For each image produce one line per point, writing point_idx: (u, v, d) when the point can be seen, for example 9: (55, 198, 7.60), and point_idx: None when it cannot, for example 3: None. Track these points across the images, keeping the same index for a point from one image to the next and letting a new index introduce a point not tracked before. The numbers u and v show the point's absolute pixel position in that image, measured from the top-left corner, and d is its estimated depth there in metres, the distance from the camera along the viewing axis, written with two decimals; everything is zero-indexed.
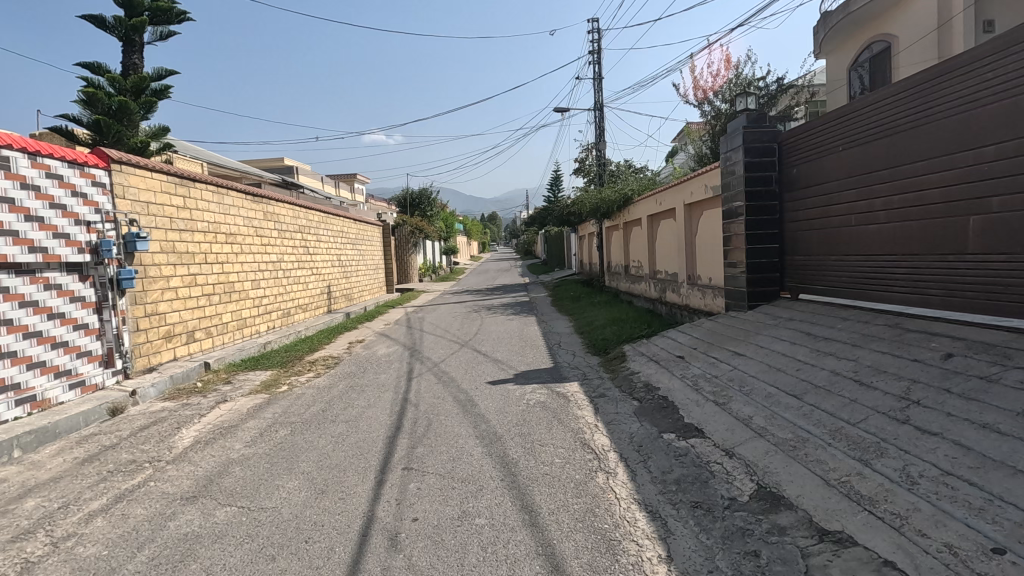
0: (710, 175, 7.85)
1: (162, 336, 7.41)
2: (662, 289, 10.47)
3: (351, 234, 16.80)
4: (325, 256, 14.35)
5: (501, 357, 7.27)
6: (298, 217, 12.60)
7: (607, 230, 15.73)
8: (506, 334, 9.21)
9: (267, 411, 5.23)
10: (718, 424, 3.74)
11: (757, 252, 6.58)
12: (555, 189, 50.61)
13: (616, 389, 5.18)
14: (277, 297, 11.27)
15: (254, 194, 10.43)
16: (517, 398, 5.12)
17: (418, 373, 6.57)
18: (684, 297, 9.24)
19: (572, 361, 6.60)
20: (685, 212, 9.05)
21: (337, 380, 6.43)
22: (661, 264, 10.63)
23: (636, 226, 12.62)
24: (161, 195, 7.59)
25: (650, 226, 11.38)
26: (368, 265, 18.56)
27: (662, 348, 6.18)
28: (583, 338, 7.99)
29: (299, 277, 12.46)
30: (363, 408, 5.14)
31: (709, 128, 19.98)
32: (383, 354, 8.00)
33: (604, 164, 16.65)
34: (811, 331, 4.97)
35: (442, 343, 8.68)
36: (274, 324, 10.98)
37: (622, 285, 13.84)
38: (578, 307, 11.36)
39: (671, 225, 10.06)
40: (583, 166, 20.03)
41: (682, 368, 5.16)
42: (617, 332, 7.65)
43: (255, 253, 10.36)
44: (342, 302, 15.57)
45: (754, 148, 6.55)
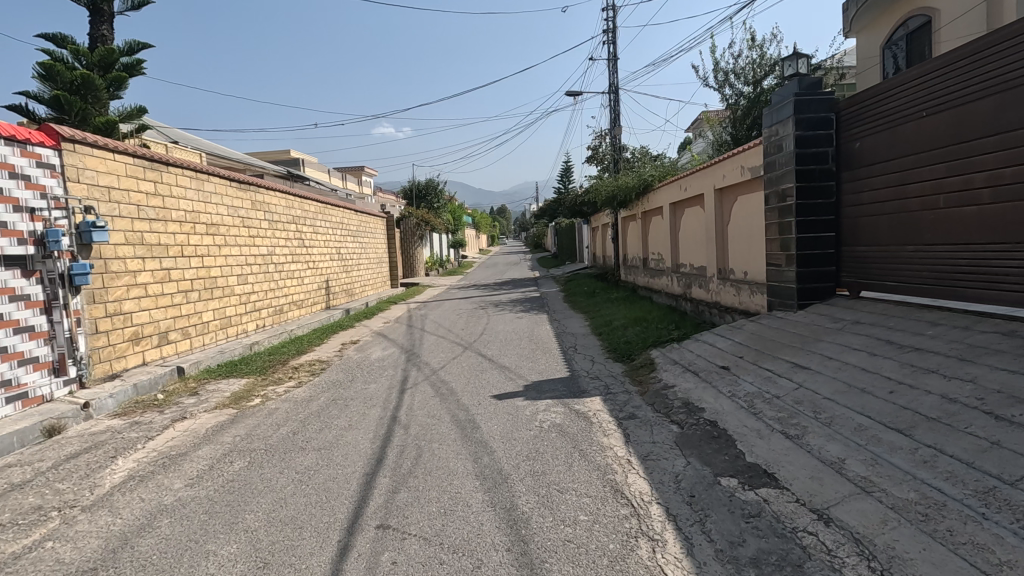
0: (749, 155, 6.85)
1: (127, 338, 6.61)
2: (687, 284, 9.51)
3: (351, 226, 15.96)
4: (323, 248, 13.53)
5: (509, 362, 6.37)
6: (291, 207, 11.74)
7: (623, 221, 14.75)
8: (515, 334, 8.30)
9: (227, 434, 4.37)
10: (796, 468, 2.80)
11: (809, 242, 5.59)
12: (566, 181, 49.49)
13: (647, 409, 4.26)
14: (268, 294, 10.45)
15: (240, 181, 9.59)
16: (527, 420, 4.21)
17: (413, 383, 5.71)
18: (714, 294, 8.29)
19: (591, 370, 5.68)
20: (716, 199, 8.06)
21: (320, 391, 5.58)
22: (686, 257, 9.66)
23: (657, 215, 11.65)
24: (126, 179, 6.76)
25: (673, 215, 10.41)
26: (370, 258, 17.70)
27: (698, 355, 5.24)
28: (602, 340, 7.06)
29: (293, 271, 11.64)
30: (343, 430, 4.28)
31: (730, 113, 18.86)
32: (378, 359, 7.14)
33: (620, 150, 15.63)
34: (891, 338, 4.00)
35: (444, 345, 7.80)
36: (264, 323, 10.18)
37: (640, 279, 12.88)
38: (594, 304, 10.42)
39: (698, 214, 9.08)
40: (596, 154, 19.02)
41: (728, 383, 4.22)
42: (641, 334, 6.72)
43: (242, 246, 9.54)
44: (342, 297, 14.76)
45: (806, 119, 5.54)
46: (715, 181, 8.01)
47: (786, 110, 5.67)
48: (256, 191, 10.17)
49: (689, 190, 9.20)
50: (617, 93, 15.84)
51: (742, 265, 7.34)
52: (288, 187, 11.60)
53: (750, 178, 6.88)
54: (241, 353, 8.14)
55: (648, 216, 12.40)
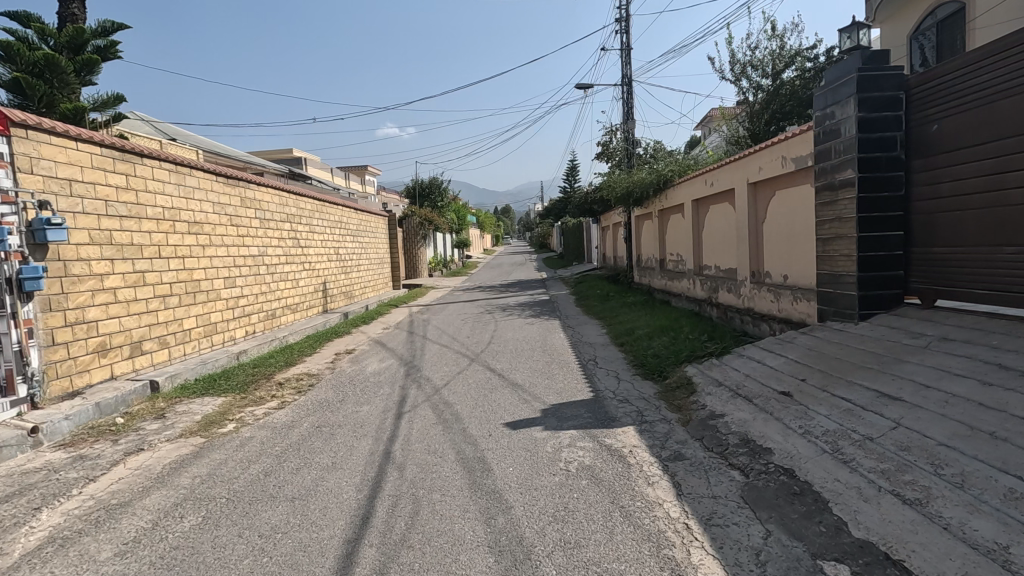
0: (794, 143, 6.06)
1: (92, 350, 5.88)
2: (714, 288, 8.73)
3: (351, 225, 15.23)
4: (320, 249, 12.80)
5: (523, 378, 5.60)
6: (285, 204, 11.01)
7: (637, 219, 13.98)
8: (526, 344, 7.53)
9: (186, 473, 3.61)
10: (936, 557, 2.01)
11: (874, 242, 4.79)
12: (572, 179, 48.69)
13: (697, 448, 3.48)
14: (260, 298, 9.73)
15: (228, 175, 8.86)
16: (550, 460, 3.44)
17: (413, 404, 4.95)
18: (746, 299, 7.50)
19: (618, 390, 4.91)
20: (750, 194, 7.28)
21: (306, 415, 4.83)
22: (713, 258, 8.86)
23: (676, 213, 10.88)
24: (91, 172, 6.02)
25: (695, 212, 9.63)
26: (371, 258, 16.96)
27: (747, 374, 4.47)
28: (626, 353, 6.28)
29: (287, 273, 10.92)
30: (325, 471, 3.52)
31: (746, 108, 18.07)
32: (374, 372, 6.38)
33: (633, 145, 14.86)
34: (1004, 361, 3.21)
35: (448, 356, 7.04)
36: (254, 329, 9.44)
37: (657, 282, 12.12)
38: (610, 309, 9.64)
39: (726, 210, 8.31)
40: (607, 150, 18.24)
41: (798, 415, 3.43)
42: (671, 346, 5.93)
43: (229, 245, 8.81)
44: (340, 300, 14.02)
45: (871, 98, 4.74)
46: (749, 174, 7.22)
47: (847, 89, 4.88)
48: (245, 187, 9.44)
49: (716, 185, 8.43)
50: (631, 85, 15.06)
51: (785, 267, 6.56)
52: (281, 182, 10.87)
53: (795, 170, 6.09)
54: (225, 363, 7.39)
55: (665, 214, 11.63)
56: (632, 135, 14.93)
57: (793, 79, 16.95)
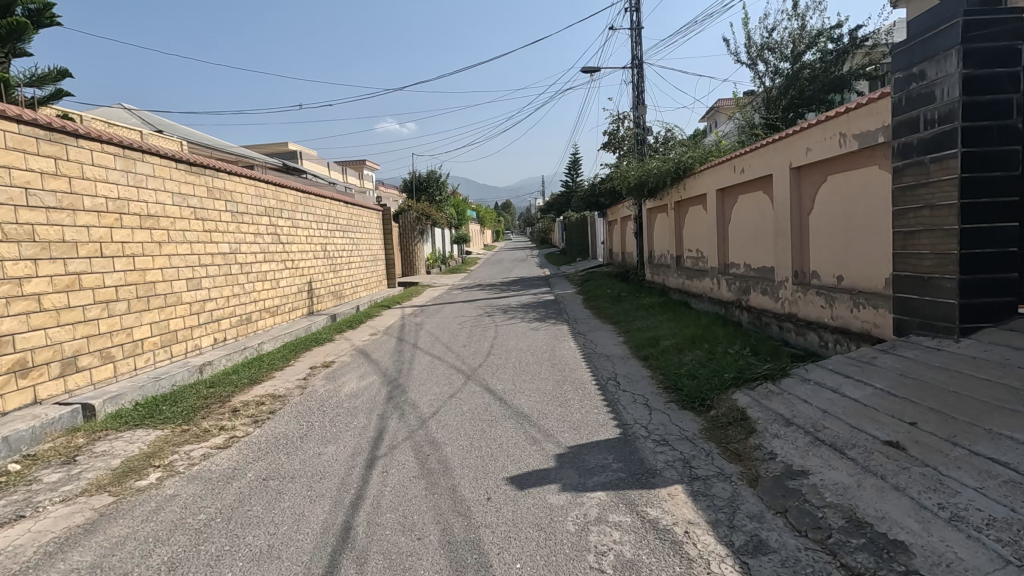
0: (856, 117, 5.01)
1: (7, 369, 4.85)
2: (745, 289, 7.70)
3: (340, 220, 14.17)
4: (304, 245, 11.75)
5: (529, 405, 4.56)
6: (262, 196, 9.95)
7: (649, 212, 12.93)
8: (531, 355, 6.49)
9: (63, 563, 2.57)
10: None
11: (980, 236, 3.74)
12: (575, 172, 47.53)
13: (785, 531, 2.44)
14: (231, 301, 8.69)
15: (191, 162, 7.82)
16: (574, 551, 2.40)
17: (391, 443, 3.92)
18: (788, 303, 6.46)
19: (652, 426, 3.87)
20: (793, 180, 6.24)
21: (254, 459, 3.78)
22: (744, 254, 7.84)
23: (696, 205, 9.83)
24: (6, 154, 4.98)
25: (721, 203, 8.58)
26: (363, 255, 15.92)
27: (824, 409, 3.42)
28: (652, 371, 5.23)
29: (265, 272, 9.88)
30: (255, 564, 2.48)
31: (763, 93, 17.01)
32: (351, 394, 5.34)
33: (645, 132, 13.79)
34: None
35: (440, 371, 6.01)
36: (225, 337, 8.42)
37: (672, 281, 11.10)
38: (625, 312, 8.59)
39: (759, 200, 7.28)
40: (614, 139, 17.17)
41: (931, 486, 2.39)
42: (709, 365, 4.88)
43: (194, 242, 7.78)
44: (328, 301, 12.98)
45: (977, 50, 3.72)
46: (793, 157, 6.19)
47: (945, 40, 3.83)
48: (214, 177, 8.41)
49: (747, 171, 7.40)
50: (641, 67, 13.97)
51: (841, 266, 5.53)
52: (258, 173, 9.84)
53: (857, 149, 5.04)
54: (183, 381, 6.36)
55: (682, 206, 10.58)
56: (643, 121, 13.86)
57: (814, 62, 15.99)
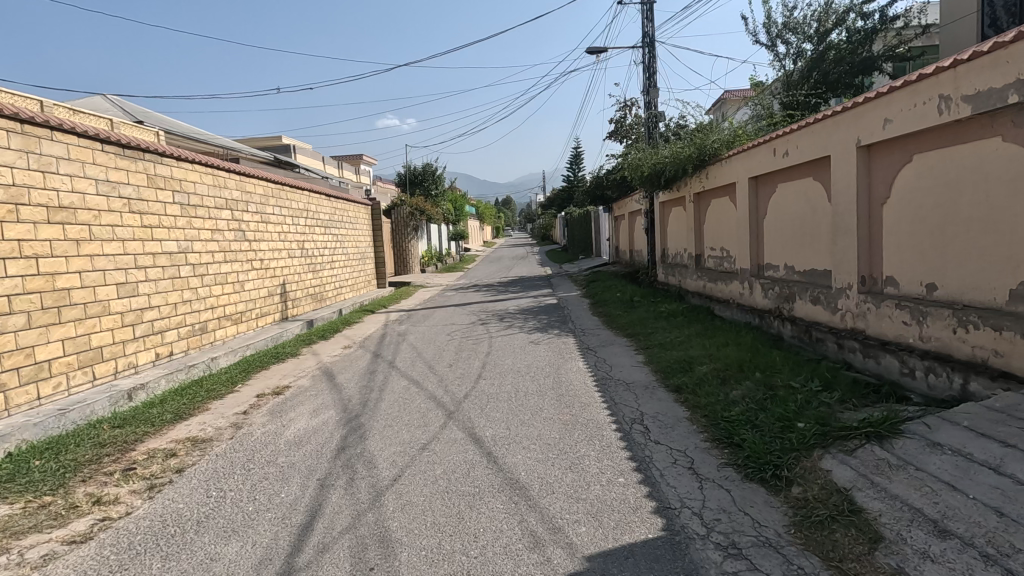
0: (968, 72, 3.76)
1: None
2: (786, 297, 6.44)
3: (321, 215, 12.88)
4: (276, 243, 10.47)
5: (528, 469, 3.29)
6: (221, 186, 8.67)
7: (662, 206, 11.67)
8: (530, 381, 5.21)
9: None
10: None
11: None
12: (577, 167, 46.17)
13: None
14: (179, 310, 7.41)
15: (123, 144, 6.52)
16: None
17: (324, 538, 2.66)
18: (850, 317, 5.19)
19: (712, 518, 2.60)
20: (861, 162, 4.98)
21: (110, 572, 2.49)
22: (786, 255, 6.57)
23: (720, 196, 8.57)
24: None
25: (754, 193, 7.33)
26: (348, 253, 14.63)
27: (996, 508, 2.16)
28: (691, 412, 3.97)
29: (225, 274, 8.60)
30: None
31: (783, 77, 15.74)
32: (293, 440, 4.07)
33: (657, 118, 12.49)
34: None
35: (415, 404, 4.74)
36: (170, 352, 7.15)
37: (690, 283, 9.84)
38: (641, 323, 7.31)
39: (807, 189, 6.02)
40: (621, 126, 15.87)
41: None
42: (770, 406, 3.63)
43: (129, 241, 6.52)
44: (305, 304, 11.70)
45: None
46: (859, 133, 4.93)
47: None
48: (156, 163, 7.11)
49: (792, 154, 6.14)
50: (653, 46, 12.65)
51: (934, 271, 4.27)
52: (217, 160, 8.55)
53: (970, 117, 3.80)
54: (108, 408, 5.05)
55: (703, 199, 9.30)
56: (654, 106, 12.54)
57: (840, 43, 14.84)
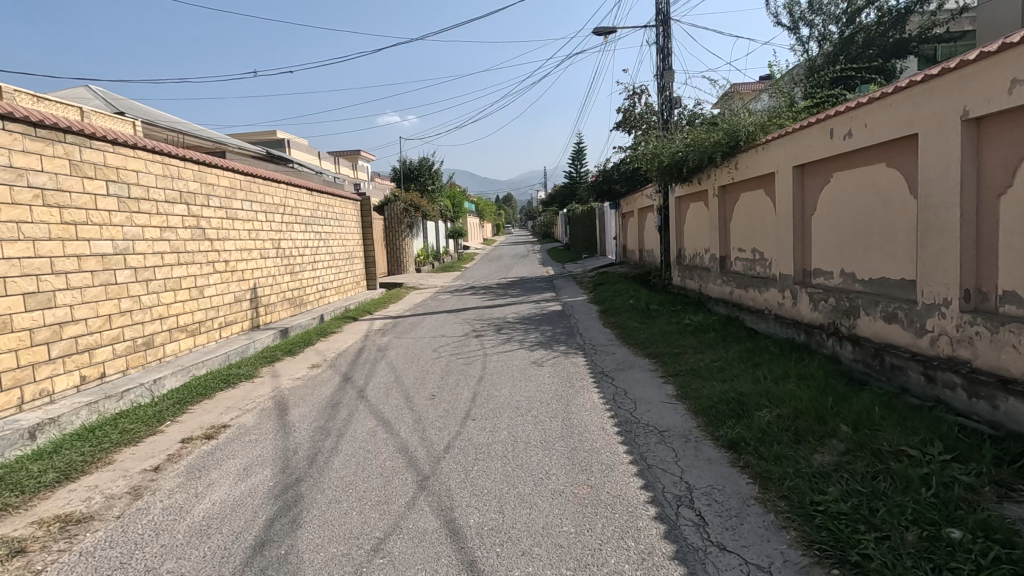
0: None
1: None
2: (845, 311, 5.26)
3: (301, 211, 11.67)
4: (245, 242, 9.29)
5: None
6: (174, 176, 7.48)
7: (679, 201, 10.48)
8: (532, 424, 4.04)
9: None
10: None
11: None
12: (580, 162, 44.93)
13: None
14: (115, 322, 6.22)
15: (36, 122, 5.32)
16: None
17: None
18: (946, 343, 4.02)
19: None
20: (968, 139, 3.80)
21: None
22: (844, 259, 5.39)
23: (752, 188, 7.37)
24: None
25: (800, 185, 6.13)
26: (332, 253, 13.42)
27: None
28: (763, 489, 2.79)
29: (180, 278, 7.43)
30: None
31: (806, 62, 14.50)
32: (199, 526, 2.88)
33: (672, 104, 11.27)
34: None
35: (380, 460, 3.57)
36: (101, 374, 5.97)
37: (714, 288, 8.66)
38: (664, 339, 6.12)
39: (878, 178, 4.84)
40: (629, 115, 14.65)
41: None
42: (890, 493, 2.45)
43: (42, 241, 5.34)
44: (281, 310, 10.51)
45: None
46: (966, 101, 3.76)
47: None
48: (82, 147, 5.91)
49: (858, 135, 4.96)
50: (667, 24, 11.42)
51: None
52: (167, 144, 7.34)
53: None
54: None
55: (730, 192, 8.10)
56: (669, 90, 11.32)
57: (869, 24, 13.61)
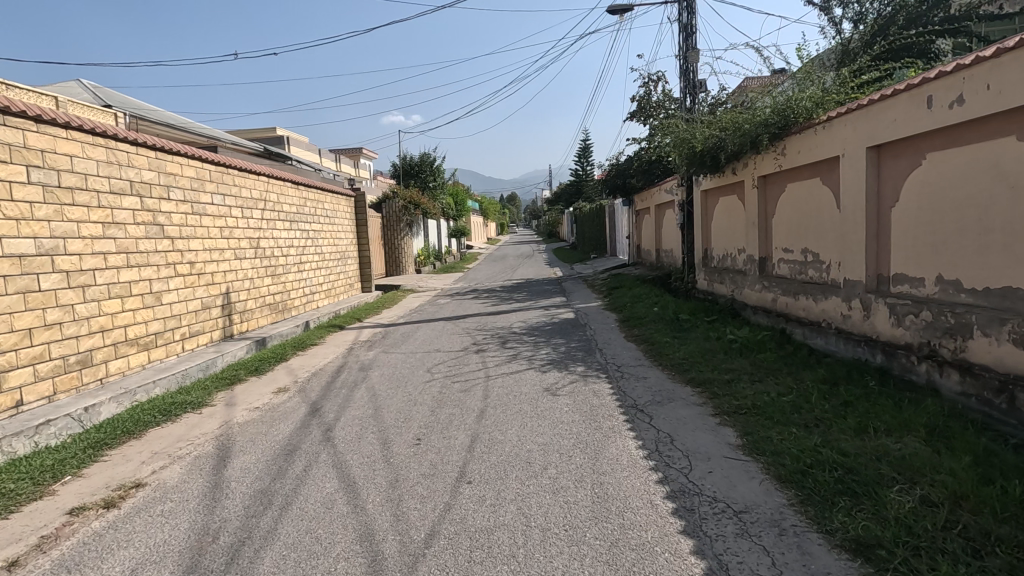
0: None
1: None
2: (948, 330, 4.10)
3: (284, 207, 10.55)
4: (216, 240, 8.17)
5: None
6: (122, 162, 6.36)
7: (707, 195, 9.33)
8: (550, 493, 2.90)
9: None
10: None
11: None
12: (586, 160, 43.77)
13: None
14: (37, 338, 5.11)
15: None
16: None
17: None
18: None
19: None
20: None
21: None
22: (943, 263, 4.25)
23: (804, 177, 6.21)
24: None
25: (875, 171, 4.98)
26: (322, 253, 12.30)
27: None
28: None
29: (129, 282, 6.31)
30: None
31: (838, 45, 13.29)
32: None
33: (697, 87, 10.09)
34: None
35: (332, 556, 2.45)
36: (16, 403, 4.86)
37: (752, 294, 7.51)
38: (707, 362, 4.96)
39: (1003, 155, 3.70)
40: (646, 103, 13.46)
41: None
42: None
43: None
44: (259, 317, 9.37)
45: None
46: None
47: None
48: None
49: (975, 100, 3.82)
50: None
51: None
52: (112, 125, 6.21)
53: None
54: None
55: (774, 182, 6.93)
56: (693, 72, 10.16)
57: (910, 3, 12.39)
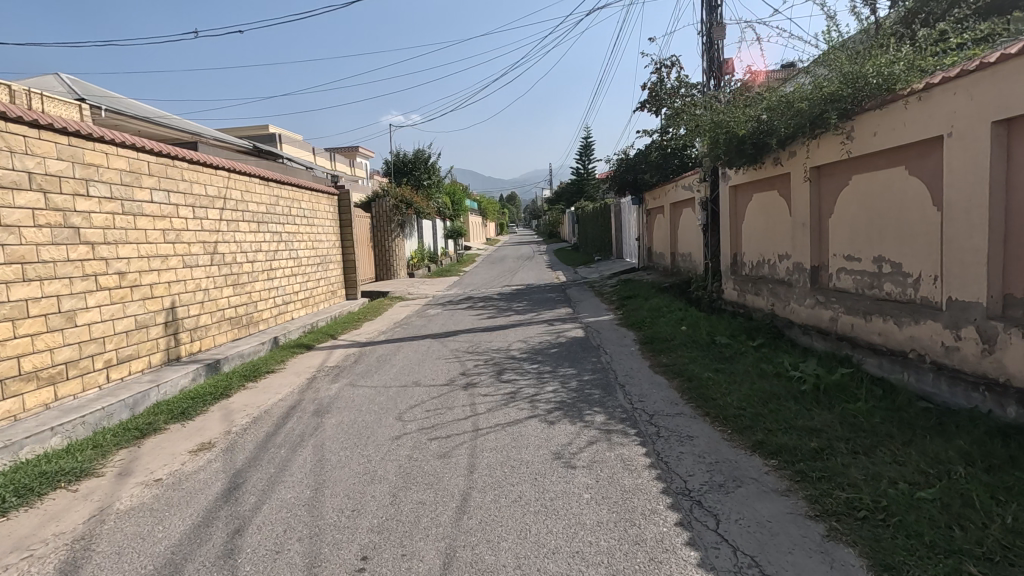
0: None
1: None
2: None
3: (250, 206, 9.22)
4: (156, 245, 6.83)
5: None
6: (16, 148, 5.02)
7: (737, 192, 8.00)
8: None
9: None
10: None
11: None
12: (588, 158, 42.42)
13: None
14: None
15: None
16: None
17: None
18: None
19: None
20: None
21: None
22: None
23: (881, 166, 4.87)
24: None
25: (1003, 155, 3.65)
26: (297, 258, 10.95)
27: None
28: None
29: (22, 300, 4.96)
30: None
31: None
32: None
33: (724, 67, 8.74)
34: None
35: None
36: None
37: (802, 310, 6.17)
38: (776, 416, 3.62)
39: None
40: (660, 91, 12.09)
41: None
42: None
43: None
44: (215, 335, 8.02)
45: None
46: None
47: None
48: None
49: None
50: None
51: None
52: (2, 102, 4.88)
53: None
54: None
55: (833, 174, 5.59)
56: (719, 51, 8.80)
57: None
